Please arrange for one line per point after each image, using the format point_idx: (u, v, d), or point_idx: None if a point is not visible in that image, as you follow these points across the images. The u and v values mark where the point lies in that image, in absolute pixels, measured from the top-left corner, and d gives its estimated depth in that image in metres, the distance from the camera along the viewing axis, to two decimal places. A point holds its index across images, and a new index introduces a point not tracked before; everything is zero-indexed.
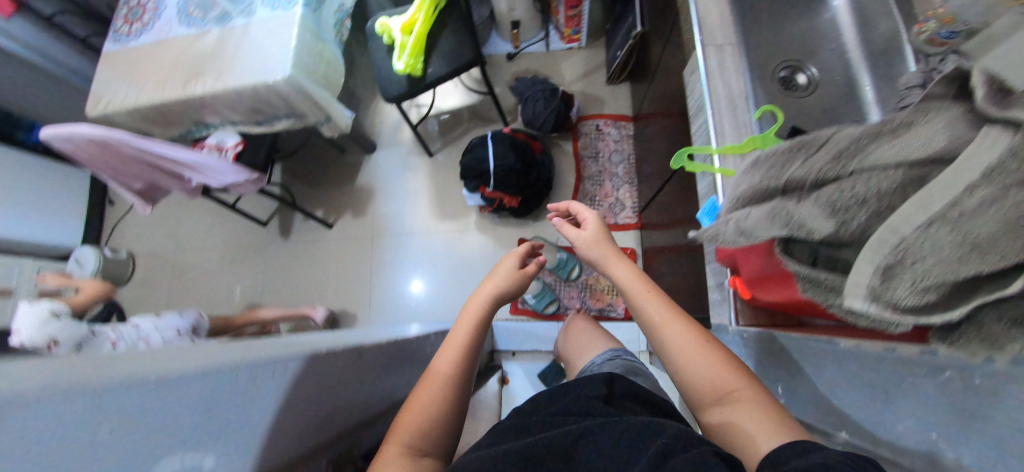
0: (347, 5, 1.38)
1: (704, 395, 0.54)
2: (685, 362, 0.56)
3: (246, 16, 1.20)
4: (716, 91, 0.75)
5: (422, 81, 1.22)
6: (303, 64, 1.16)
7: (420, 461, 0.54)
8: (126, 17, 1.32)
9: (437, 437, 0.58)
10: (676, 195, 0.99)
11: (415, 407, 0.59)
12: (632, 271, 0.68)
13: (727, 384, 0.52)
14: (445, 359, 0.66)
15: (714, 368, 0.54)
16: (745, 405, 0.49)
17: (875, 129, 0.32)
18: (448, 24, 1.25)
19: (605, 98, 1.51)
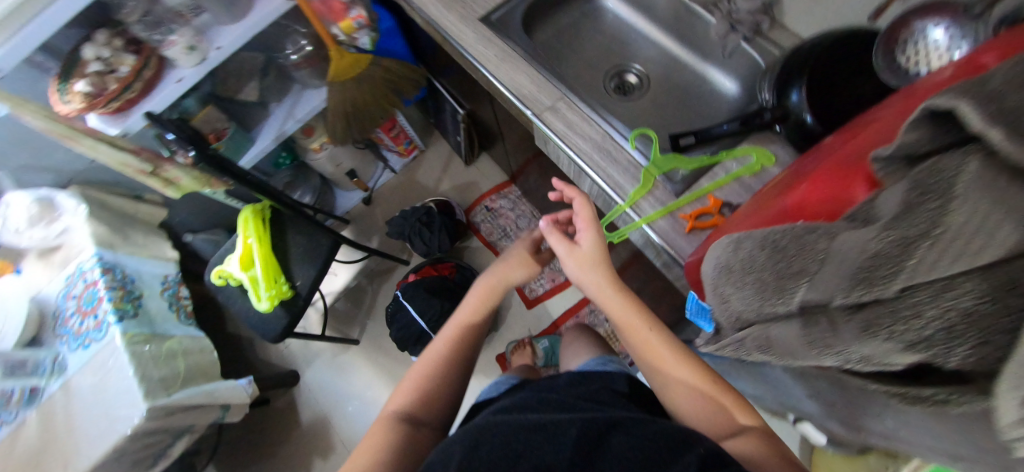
0: (174, 274, 1.13)
1: (712, 433, 0.57)
2: (688, 399, 0.60)
3: (60, 376, 0.91)
4: (581, 147, 0.68)
5: (298, 299, 1.03)
6: (156, 376, 0.91)
7: (415, 431, 0.63)
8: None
9: (437, 411, 0.66)
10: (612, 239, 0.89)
11: (416, 380, 0.68)
12: (628, 299, 0.68)
13: (735, 427, 0.57)
14: (450, 345, 0.71)
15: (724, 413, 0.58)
16: (754, 442, 0.54)
17: (881, 223, 0.22)
18: (288, 228, 1.09)
19: (476, 178, 1.43)
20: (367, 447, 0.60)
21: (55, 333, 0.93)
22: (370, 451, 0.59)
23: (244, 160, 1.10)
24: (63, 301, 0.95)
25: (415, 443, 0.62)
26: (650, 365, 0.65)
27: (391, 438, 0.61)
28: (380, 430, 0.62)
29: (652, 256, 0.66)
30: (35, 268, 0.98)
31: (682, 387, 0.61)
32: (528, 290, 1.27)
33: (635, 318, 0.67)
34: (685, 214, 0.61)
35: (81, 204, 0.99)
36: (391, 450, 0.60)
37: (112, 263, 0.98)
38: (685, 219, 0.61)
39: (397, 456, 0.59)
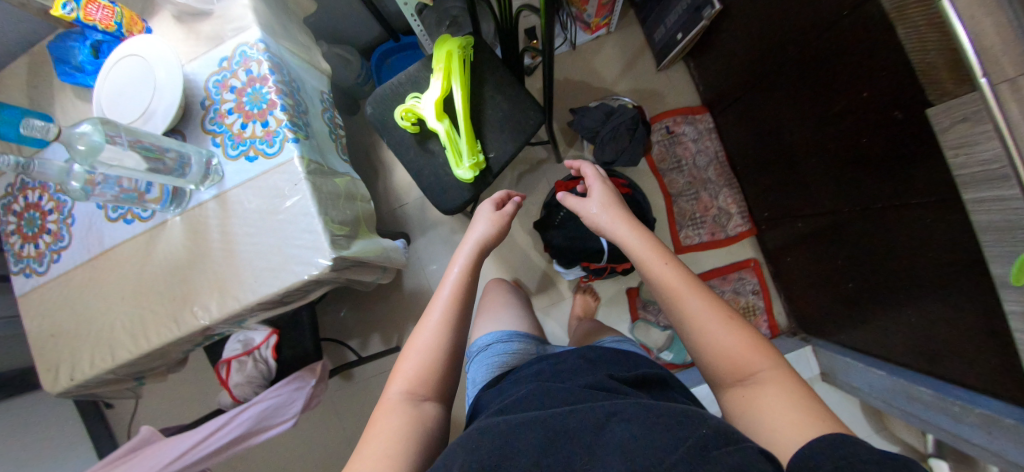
0: (328, 93, 0.91)
1: (726, 375, 0.50)
2: (707, 336, 0.52)
3: (215, 185, 0.72)
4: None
5: (489, 174, 0.85)
6: (339, 221, 0.74)
7: (422, 408, 0.55)
8: (21, 224, 0.78)
9: (444, 389, 0.59)
10: (879, 238, 0.79)
11: (418, 356, 0.59)
12: (643, 229, 0.65)
13: (749, 367, 0.49)
14: (452, 313, 0.63)
15: (738, 349, 0.50)
16: (772, 391, 0.46)
17: None
18: (488, 81, 0.86)
19: (661, 90, 1.21)
20: (376, 440, 0.50)
21: (207, 129, 0.73)
22: (381, 439, 0.50)
23: None
24: (216, 90, 0.74)
25: (426, 421, 0.54)
26: (665, 298, 0.58)
27: (403, 424, 0.52)
28: (388, 415, 0.53)
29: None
30: (172, 31, 0.76)
31: (697, 328, 0.53)
32: (682, 234, 1.18)
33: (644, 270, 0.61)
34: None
35: None
36: (405, 435, 0.51)
37: (276, 57, 0.75)
38: None
39: (414, 437, 0.51)
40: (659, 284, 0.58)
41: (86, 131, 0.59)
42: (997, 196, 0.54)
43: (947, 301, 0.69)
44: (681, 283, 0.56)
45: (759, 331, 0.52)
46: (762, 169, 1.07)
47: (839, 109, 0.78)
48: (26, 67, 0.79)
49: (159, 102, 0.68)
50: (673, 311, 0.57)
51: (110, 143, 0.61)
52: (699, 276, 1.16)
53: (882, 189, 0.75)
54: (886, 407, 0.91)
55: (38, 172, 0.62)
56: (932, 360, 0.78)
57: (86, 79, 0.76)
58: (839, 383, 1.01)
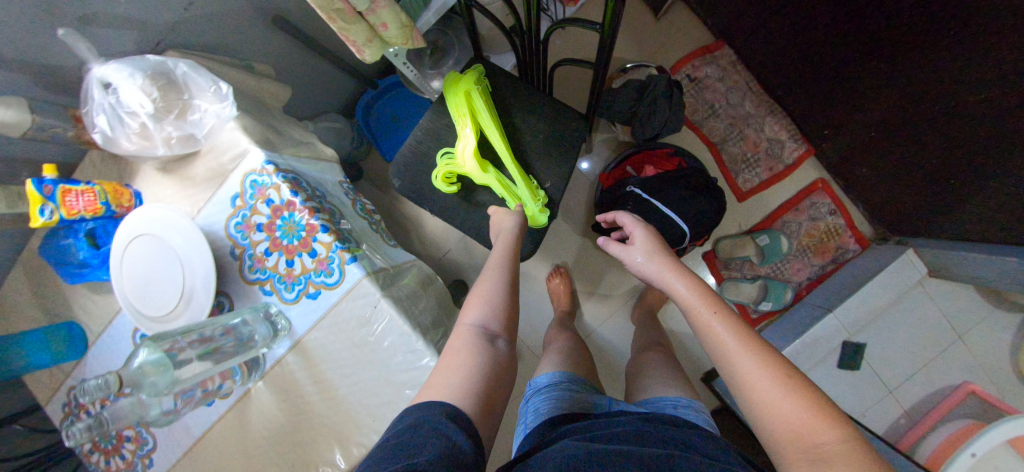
0: (347, 180, 0.81)
1: (788, 447, 0.41)
2: (766, 396, 0.44)
3: (286, 337, 0.64)
4: None
5: (554, 206, 0.76)
6: (428, 323, 0.66)
7: (496, 344, 0.55)
8: (93, 441, 0.70)
9: (508, 324, 0.59)
10: (991, 97, 0.73)
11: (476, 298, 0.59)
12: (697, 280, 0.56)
13: (821, 439, 0.40)
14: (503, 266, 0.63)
15: (806, 420, 0.41)
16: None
17: None
18: (516, 106, 0.76)
19: (668, 38, 1.10)
20: (452, 373, 0.49)
21: (251, 279, 0.65)
22: (461, 372, 0.49)
23: None
24: (242, 235, 0.65)
25: (499, 355, 0.53)
26: (716, 353, 0.50)
27: (470, 353, 0.51)
28: (455, 348, 0.53)
29: None
30: (167, 187, 0.67)
31: (752, 387, 0.45)
32: (739, 179, 1.10)
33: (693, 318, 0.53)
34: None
35: (220, 80, 0.62)
36: (477, 364, 0.50)
37: (290, 172, 0.66)
38: None
39: (490, 374, 0.50)
40: (709, 334, 0.51)
41: (142, 356, 0.49)
42: None
43: None
44: (736, 336, 0.48)
45: (830, 398, 0.43)
46: (808, 87, 0.98)
47: None
48: (29, 275, 0.70)
49: (192, 278, 0.59)
50: (724, 368, 0.48)
51: (172, 359, 0.51)
52: (771, 215, 1.09)
53: (997, 43, 0.69)
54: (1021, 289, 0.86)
55: (114, 422, 0.50)
56: None
57: (99, 274, 0.66)
58: (956, 276, 0.95)
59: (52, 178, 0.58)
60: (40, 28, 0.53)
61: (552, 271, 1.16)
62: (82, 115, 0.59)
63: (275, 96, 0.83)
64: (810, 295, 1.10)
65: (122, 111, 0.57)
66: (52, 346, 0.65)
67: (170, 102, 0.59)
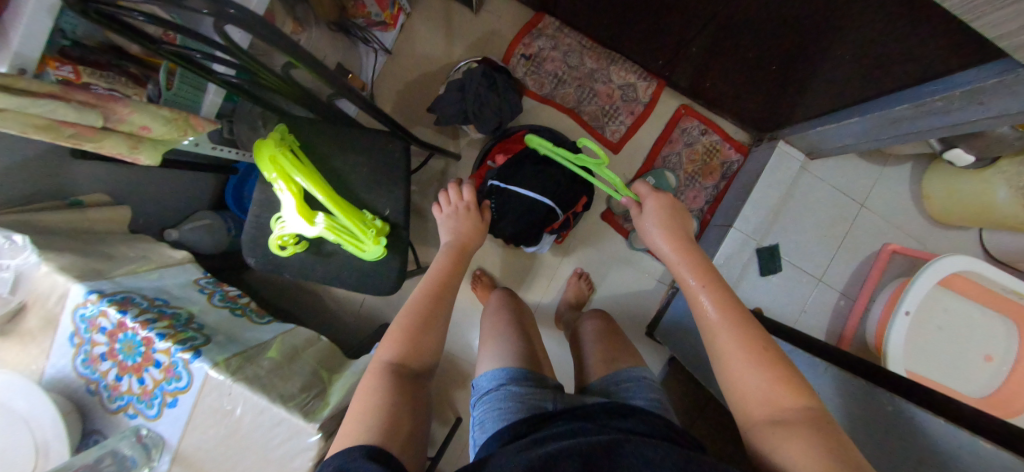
0: (205, 275, 0.82)
1: (749, 408, 0.46)
2: (734, 363, 0.48)
3: (165, 451, 0.63)
4: None
5: (400, 228, 0.76)
6: (297, 389, 0.66)
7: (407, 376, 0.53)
8: None
9: (420, 354, 0.57)
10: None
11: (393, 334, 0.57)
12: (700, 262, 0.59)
13: (780, 404, 0.44)
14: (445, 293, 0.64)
15: (770, 385, 0.45)
16: (802, 428, 0.41)
17: None
18: (328, 149, 0.76)
19: (492, 26, 1.11)
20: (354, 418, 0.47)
21: (114, 409, 0.63)
22: (360, 412, 0.47)
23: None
24: (89, 368, 0.64)
25: (416, 386, 0.54)
26: (702, 321, 0.54)
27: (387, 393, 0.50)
28: (367, 387, 0.50)
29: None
30: (7, 350, 0.66)
31: (725, 356, 0.49)
32: (606, 133, 1.12)
33: (686, 288, 0.57)
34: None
35: (13, 231, 0.61)
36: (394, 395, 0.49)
37: (119, 293, 0.65)
38: None
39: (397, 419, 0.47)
40: (698, 308, 0.55)
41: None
42: None
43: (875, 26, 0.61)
44: (719, 309, 0.52)
45: (795, 370, 0.47)
46: (625, 30, 0.99)
47: None
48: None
49: (44, 429, 0.57)
50: (705, 335, 0.53)
51: None
52: (648, 157, 1.11)
53: None
54: (876, 143, 0.87)
55: None
56: (887, 79, 0.71)
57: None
58: (827, 152, 0.98)
59: None
60: None
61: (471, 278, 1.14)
62: None
63: (111, 220, 0.83)
64: (714, 218, 1.10)
65: None
66: None
67: None
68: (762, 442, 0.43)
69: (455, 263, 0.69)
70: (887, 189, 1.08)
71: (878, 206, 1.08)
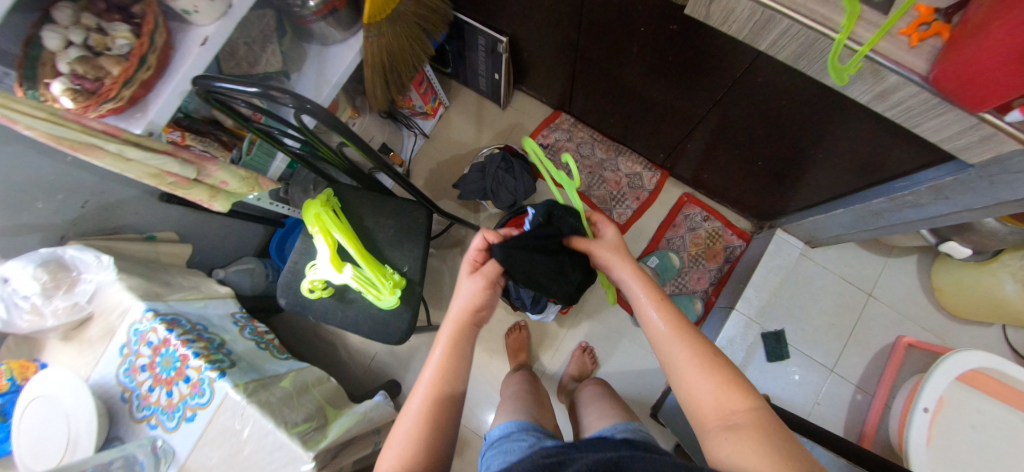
0: (240, 310, 0.91)
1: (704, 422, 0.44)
2: (689, 381, 0.47)
3: (172, 465, 0.67)
4: None
5: (414, 284, 0.87)
6: (302, 418, 0.71)
7: None
8: None
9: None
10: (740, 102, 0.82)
11: (403, 435, 0.48)
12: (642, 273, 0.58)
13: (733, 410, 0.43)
14: (461, 375, 0.53)
15: (723, 395, 0.44)
16: (754, 436, 0.40)
17: None
18: (367, 210, 0.90)
19: (517, 121, 1.32)
20: None
21: (139, 417, 0.69)
22: None
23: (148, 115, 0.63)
24: (129, 378, 0.71)
25: None
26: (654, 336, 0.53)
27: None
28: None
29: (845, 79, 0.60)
30: (67, 353, 0.74)
31: (681, 371, 0.48)
32: (612, 215, 1.23)
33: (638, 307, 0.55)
34: (903, 29, 0.55)
35: (104, 252, 0.73)
36: None
37: (171, 314, 0.75)
38: (905, 34, 0.55)
39: None
40: (648, 323, 0.54)
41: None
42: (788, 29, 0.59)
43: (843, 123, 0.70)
44: (669, 325, 0.51)
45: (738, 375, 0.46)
46: (629, 128, 1.15)
47: (644, 47, 0.83)
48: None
49: (78, 424, 0.64)
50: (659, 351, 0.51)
51: None
52: (652, 239, 1.20)
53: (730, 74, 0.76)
54: (869, 234, 0.91)
55: None
56: (862, 176, 0.79)
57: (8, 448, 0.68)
58: (824, 242, 1.04)
59: None
60: None
61: (511, 328, 1.19)
62: None
63: (175, 254, 0.96)
64: (718, 300, 1.15)
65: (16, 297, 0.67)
66: None
67: (59, 281, 0.69)
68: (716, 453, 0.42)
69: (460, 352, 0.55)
70: (895, 281, 1.08)
71: (885, 298, 1.07)
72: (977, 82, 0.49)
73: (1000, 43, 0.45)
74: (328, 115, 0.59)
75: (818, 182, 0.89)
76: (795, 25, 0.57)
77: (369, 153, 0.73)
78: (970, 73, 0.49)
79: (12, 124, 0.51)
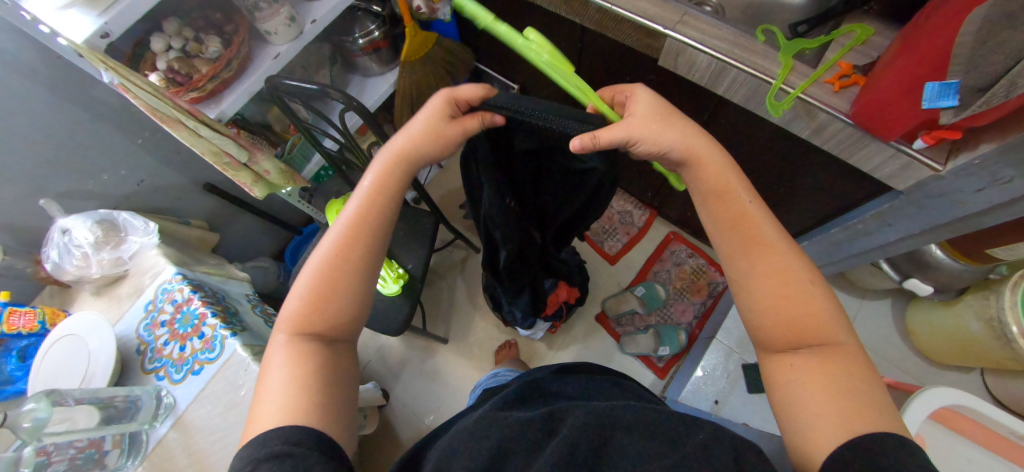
0: (253, 293, 0.99)
1: (787, 339, 0.44)
2: (782, 296, 0.45)
3: (170, 415, 0.72)
4: (720, 47, 0.73)
5: (415, 281, 0.94)
6: None
7: (325, 347, 0.51)
8: None
9: (347, 322, 0.53)
10: (711, 141, 0.95)
11: (305, 288, 0.52)
12: (719, 162, 0.51)
13: (814, 337, 0.43)
14: (371, 233, 0.54)
15: (820, 320, 0.44)
16: (825, 370, 0.41)
17: None
18: None
19: None
20: (268, 385, 0.48)
21: (148, 368, 0.75)
22: (277, 386, 0.47)
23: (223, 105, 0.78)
24: (148, 332, 0.77)
25: (338, 360, 0.51)
26: (735, 243, 0.49)
27: (291, 364, 0.48)
28: (278, 362, 0.49)
29: (785, 115, 0.74)
30: (96, 306, 0.81)
31: (772, 285, 0.46)
32: (604, 245, 1.32)
33: (727, 212, 0.50)
34: (828, 79, 0.69)
35: (151, 220, 0.85)
36: (309, 373, 0.48)
37: (195, 279, 0.83)
38: (830, 82, 0.69)
39: (306, 379, 0.47)
40: (741, 228, 0.49)
41: (33, 412, 0.58)
42: (739, 74, 0.73)
43: (794, 159, 0.83)
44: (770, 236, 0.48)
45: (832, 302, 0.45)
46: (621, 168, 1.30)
47: (630, 93, 0.98)
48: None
49: (95, 362, 0.71)
50: (747, 255, 0.48)
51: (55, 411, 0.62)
52: (642, 271, 1.28)
53: (700, 116, 0.90)
54: (836, 266, 1.01)
55: None
56: (819, 208, 0.90)
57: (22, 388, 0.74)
58: None
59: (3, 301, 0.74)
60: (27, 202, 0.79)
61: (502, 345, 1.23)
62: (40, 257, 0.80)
63: (205, 240, 1.06)
64: (702, 332, 1.19)
65: (72, 245, 0.79)
66: None
67: (109, 237, 0.81)
68: (787, 378, 0.43)
69: (377, 209, 0.55)
70: (870, 322, 1.13)
71: (861, 338, 1.12)
72: (884, 115, 0.62)
73: (892, 84, 0.58)
74: (364, 113, 0.75)
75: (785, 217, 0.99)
76: (742, 71, 0.72)
77: (397, 154, 0.87)
78: (879, 107, 0.61)
79: (123, 93, 0.67)
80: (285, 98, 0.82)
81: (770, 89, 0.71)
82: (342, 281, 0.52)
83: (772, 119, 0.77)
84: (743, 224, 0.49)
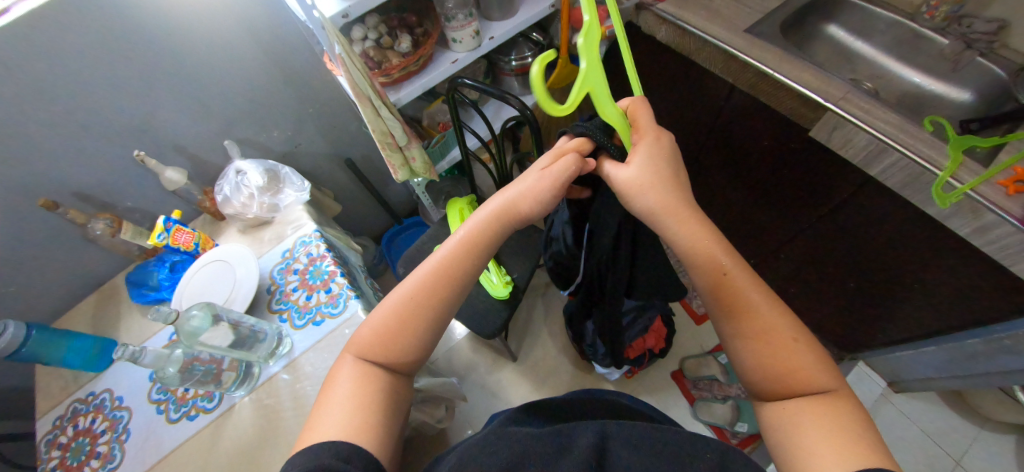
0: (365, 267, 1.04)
1: (776, 386, 0.41)
2: (772, 348, 0.42)
3: (284, 356, 0.75)
4: (884, 130, 0.75)
5: (518, 290, 0.97)
6: None
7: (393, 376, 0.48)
8: (60, 459, 0.69)
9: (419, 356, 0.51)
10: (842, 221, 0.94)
11: (387, 313, 0.50)
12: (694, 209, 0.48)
13: (813, 384, 0.40)
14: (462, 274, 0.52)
15: (808, 366, 0.41)
16: (820, 416, 0.38)
17: None
18: None
19: None
20: (333, 404, 0.45)
21: (274, 308, 0.79)
22: (342, 406, 0.44)
23: (400, 95, 0.88)
24: (281, 275, 0.83)
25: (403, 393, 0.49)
26: (718, 292, 0.46)
27: (360, 385, 0.46)
28: (346, 381, 0.47)
29: (945, 207, 0.71)
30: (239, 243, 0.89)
31: (757, 337, 0.43)
32: (692, 302, 1.30)
33: (704, 252, 0.47)
34: (1001, 181, 0.68)
35: (307, 179, 0.95)
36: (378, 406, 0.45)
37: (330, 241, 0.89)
38: (1003, 185, 0.68)
39: (374, 407, 0.45)
40: (718, 270, 0.46)
41: (195, 317, 0.65)
42: (902, 159, 0.73)
43: (941, 256, 0.79)
44: (757, 290, 0.45)
45: (822, 352, 0.42)
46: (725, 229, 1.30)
47: (762, 158, 1.00)
48: (99, 301, 0.83)
49: (238, 290, 0.77)
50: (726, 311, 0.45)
51: (211, 322, 0.67)
52: None
53: (837, 196, 0.90)
54: (962, 381, 0.95)
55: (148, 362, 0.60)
56: (955, 313, 0.85)
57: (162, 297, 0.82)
58: (907, 385, 1.07)
59: (174, 218, 0.83)
60: (215, 141, 0.90)
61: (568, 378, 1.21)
62: (212, 191, 0.89)
63: (331, 209, 1.15)
64: None
65: (241, 185, 0.88)
66: (87, 355, 0.73)
67: (272, 186, 0.90)
68: (783, 428, 0.39)
69: (470, 255, 0.53)
70: (987, 457, 1.01)
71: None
72: None
73: None
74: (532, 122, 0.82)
75: (910, 314, 0.94)
76: (906, 157, 0.72)
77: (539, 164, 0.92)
78: None
79: (337, 66, 0.74)
80: (457, 93, 0.88)
81: (937, 179, 0.70)
82: (423, 323, 0.50)
83: (929, 210, 0.75)
84: (727, 265, 0.46)
